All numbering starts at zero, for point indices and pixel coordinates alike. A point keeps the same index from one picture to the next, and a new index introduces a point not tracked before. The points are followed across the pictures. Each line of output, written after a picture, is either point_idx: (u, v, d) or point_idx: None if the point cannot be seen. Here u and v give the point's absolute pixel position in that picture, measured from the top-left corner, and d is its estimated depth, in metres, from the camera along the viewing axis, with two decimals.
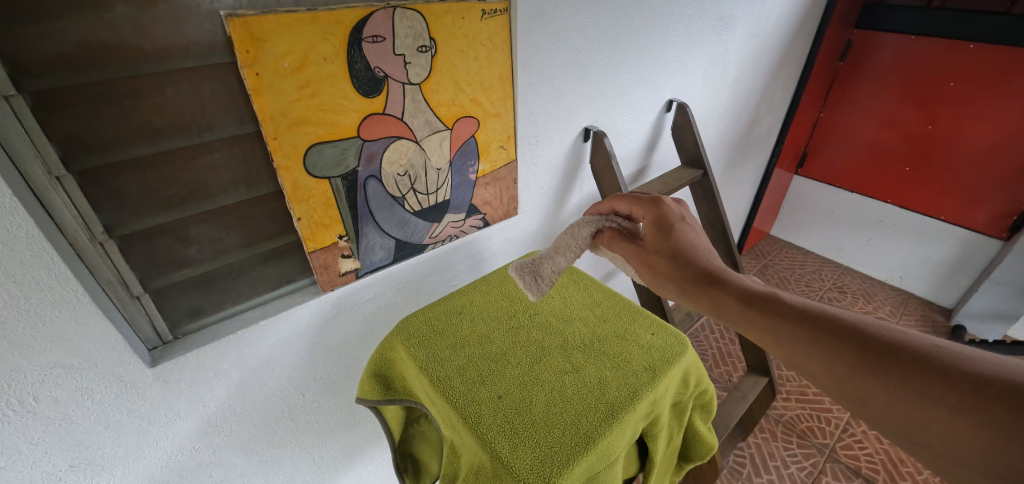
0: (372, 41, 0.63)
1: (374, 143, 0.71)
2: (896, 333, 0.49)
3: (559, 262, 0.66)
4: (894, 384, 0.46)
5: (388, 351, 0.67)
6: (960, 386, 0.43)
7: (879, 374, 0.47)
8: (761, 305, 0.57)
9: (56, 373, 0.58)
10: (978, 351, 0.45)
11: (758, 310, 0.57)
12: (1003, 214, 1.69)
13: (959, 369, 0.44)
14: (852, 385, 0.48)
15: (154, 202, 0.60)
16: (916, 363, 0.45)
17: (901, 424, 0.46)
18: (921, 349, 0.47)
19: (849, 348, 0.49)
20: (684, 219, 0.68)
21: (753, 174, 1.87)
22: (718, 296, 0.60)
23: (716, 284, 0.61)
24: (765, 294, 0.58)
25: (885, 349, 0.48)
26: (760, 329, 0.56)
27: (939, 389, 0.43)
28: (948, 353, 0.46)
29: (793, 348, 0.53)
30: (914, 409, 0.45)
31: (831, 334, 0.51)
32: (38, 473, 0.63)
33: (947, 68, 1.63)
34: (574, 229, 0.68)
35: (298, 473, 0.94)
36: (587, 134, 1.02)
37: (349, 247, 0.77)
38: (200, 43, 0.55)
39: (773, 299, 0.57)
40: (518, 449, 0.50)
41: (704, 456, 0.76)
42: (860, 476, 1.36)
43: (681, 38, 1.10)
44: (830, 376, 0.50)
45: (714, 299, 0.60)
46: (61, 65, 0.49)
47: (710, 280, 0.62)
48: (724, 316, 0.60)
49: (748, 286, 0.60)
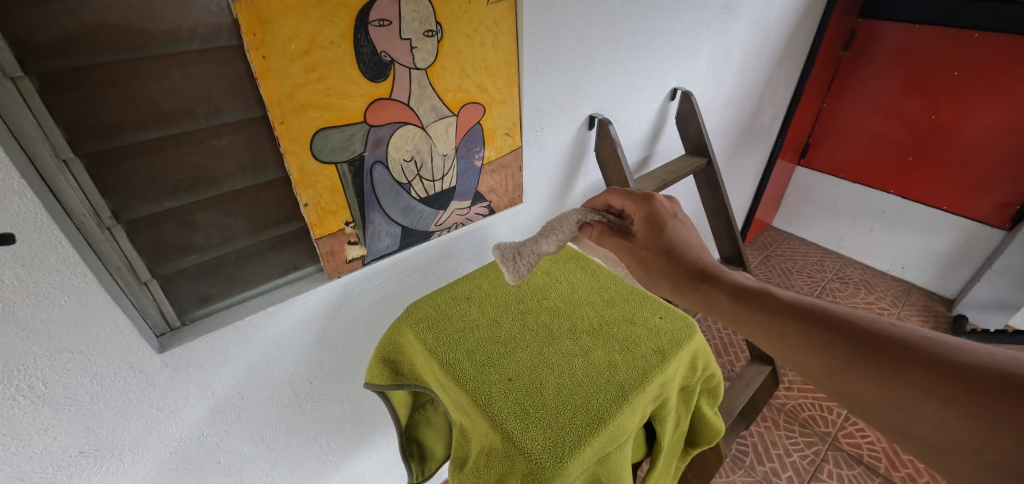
0: (379, 25, 0.63)
1: (380, 129, 0.70)
2: (886, 327, 0.48)
3: (543, 247, 0.69)
4: (884, 376, 0.45)
5: (396, 337, 0.67)
6: (949, 378, 0.42)
7: (869, 367, 0.46)
8: (753, 301, 0.56)
9: (66, 359, 0.58)
10: (969, 344, 0.44)
11: (750, 306, 0.56)
12: (1004, 203, 1.70)
13: (947, 360, 0.43)
14: (841, 379, 0.48)
15: (162, 187, 0.61)
16: (906, 355, 0.45)
17: (891, 414, 0.45)
18: (910, 340, 0.46)
19: (840, 342, 0.48)
20: (676, 216, 0.66)
21: (755, 164, 1.86)
22: (711, 292, 0.58)
23: (709, 280, 0.59)
24: (758, 290, 0.57)
25: (875, 341, 0.47)
26: (752, 325, 0.55)
27: (928, 380, 0.43)
28: (937, 345, 0.45)
29: (785, 343, 0.52)
30: (903, 400, 0.44)
31: (823, 328, 0.50)
32: (48, 458, 0.63)
33: (950, 58, 1.63)
34: (562, 216, 0.70)
35: (305, 460, 0.95)
36: (592, 122, 1.01)
37: (355, 233, 0.77)
38: (206, 25, 0.55)
39: (764, 294, 0.56)
40: (529, 429, 0.50)
41: (710, 441, 0.76)
42: (862, 464, 1.37)
43: (687, 25, 1.09)
44: (822, 368, 0.49)
45: (705, 296, 0.59)
46: (67, 47, 0.49)
47: (703, 276, 0.60)
48: (717, 313, 0.58)
49: (740, 282, 0.59)
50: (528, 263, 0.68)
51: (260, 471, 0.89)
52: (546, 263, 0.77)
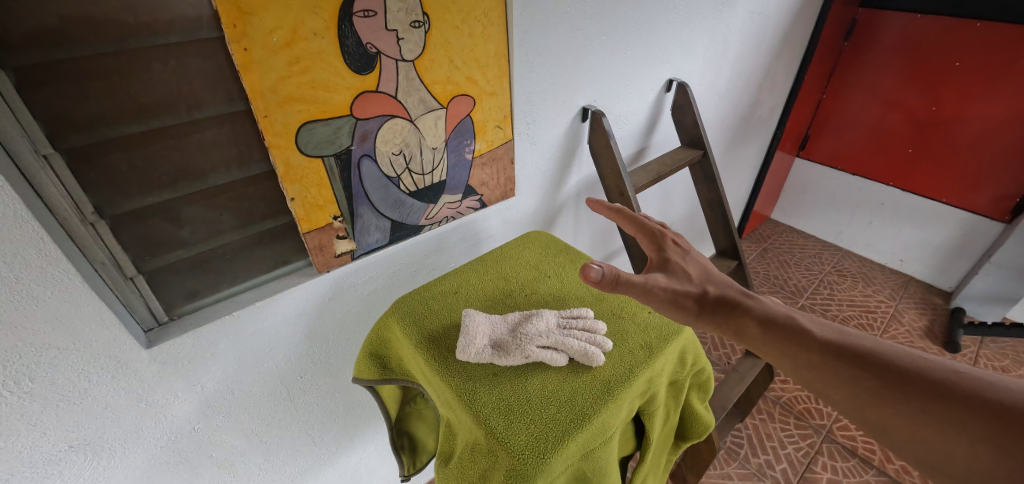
0: (364, 15, 0.62)
1: (367, 122, 0.69)
2: (914, 359, 0.49)
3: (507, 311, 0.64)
4: (913, 410, 0.46)
5: (383, 331, 0.67)
6: (981, 414, 0.43)
7: (898, 400, 0.47)
8: (782, 331, 0.56)
9: (51, 355, 0.58)
10: (1001, 379, 0.44)
11: (780, 335, 0.56)
12: (1005, 196, 1.68)
13: (978, 396, 0.44)
14: (869, 410, 0.49)
15: (145, 182, 0.60)
16: (937, 389, 0.46)
17: (921, 451, 0.46)
18: (939, 375, 0.47)
19: (868, 375, 0.49)
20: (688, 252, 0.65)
21: (753, 156, 1.85)
22: (739, 320, 0.58)
23: (736, 308, 0.59)
24: (788, 319, 0.57)
25: (905, 375, 0.48)
26: (780, 354, 0.55)
27: (959, 415, 0.44)
28: (967, 380, 0.46)
29: (812, 373, 0.53)
30: (932, 435, 0.45)
31: (852, 361, 0.51)
32: (38, 454, 0.63)
33: (951, 48, 1.60)
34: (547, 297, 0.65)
35: (298, 453, 0.95)
36: (585, 114, 1.00)
37: (344, 228, 0.76)
38: (186, 17, 0.54)
39: (791, 324, 0.56)
40: (513, 425, 0.50)
41: (701, 434, 0.77)
42: (856, 456, 1.38)
43: (682, 15, 1.07)
44: (850, 400, 0.50)
45: (733, 325, 0.58)
46: (43, 40, 0.48)
47: (729, 304, 0.60)
48: (747, 342, 0.58)
49: (770, 310, 0.59)
50: (504, 320, 0.62)
51: (254, 465, 0.89)
52: (535, 257, 0.77)
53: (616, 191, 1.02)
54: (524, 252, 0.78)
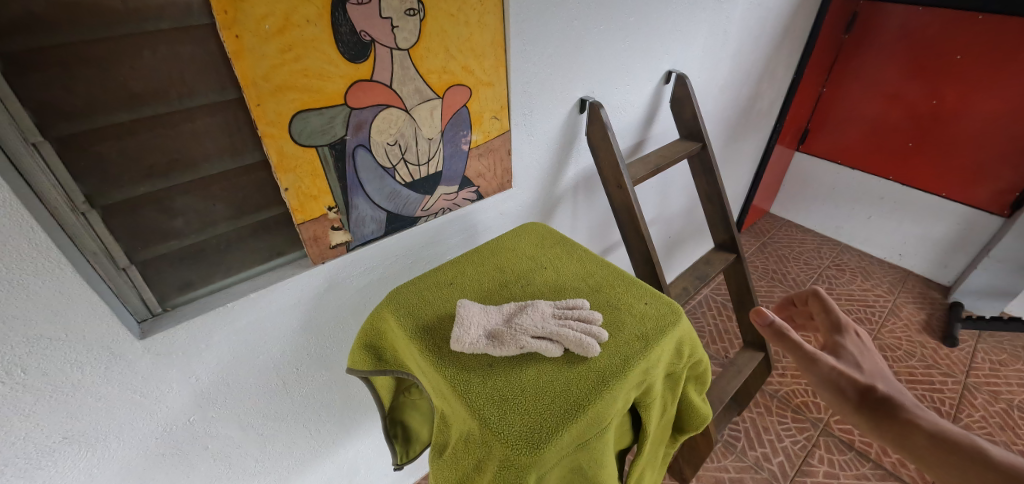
0: (357, 2, 0.61)
1: (362, 111, 0.69)
2: None
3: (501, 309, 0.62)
4: None
5: (377, 322, 0.66)
6: None
7: None
8: (951, 446, 0.48)
9: (43, 345, 0.57)
10: None
11: (949, 452, 0.48)
12: (1005, 190, 1.68)
13: None
14: None
15: (137, 171, 0.59)
16: None
17: None
18: None
19: None
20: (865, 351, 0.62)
21: (753, 150, 1.84)
22: (894, 422, 0.52)
23: (895, 410, 0.53)
24: (965, 439, 0.49)
25: None
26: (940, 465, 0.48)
27: None
28: None
29: None
30: None
31: None
32: (31, 444, 0.63)
33: (953, 41, 1.59)
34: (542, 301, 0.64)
35: (294, 445, 0.95)
36: (583, 105, 0.99)
37: (339, 219, 0.76)
38: (176, 3, 0.53)
39: (964, 441, 0.48)
40: (507, 416, 0.49)
41: (698, 427, 0.77)
42: (853, 449, 1.38)
43: (682, 5, 1.06)
44: None
45: (885, 425, 0.53)
46: (30, 25, 0.47)
47: (888, 405, 0.54)
48: (902, 448, 0.51)
49: (943, 425, 0.51)
50: (499, 311, 0.62)
51: (250, 456, 0.89)
52: (531, 249, 0.76)
53: (613, 183, 1.01)
54: (520, 243, 0.77)
